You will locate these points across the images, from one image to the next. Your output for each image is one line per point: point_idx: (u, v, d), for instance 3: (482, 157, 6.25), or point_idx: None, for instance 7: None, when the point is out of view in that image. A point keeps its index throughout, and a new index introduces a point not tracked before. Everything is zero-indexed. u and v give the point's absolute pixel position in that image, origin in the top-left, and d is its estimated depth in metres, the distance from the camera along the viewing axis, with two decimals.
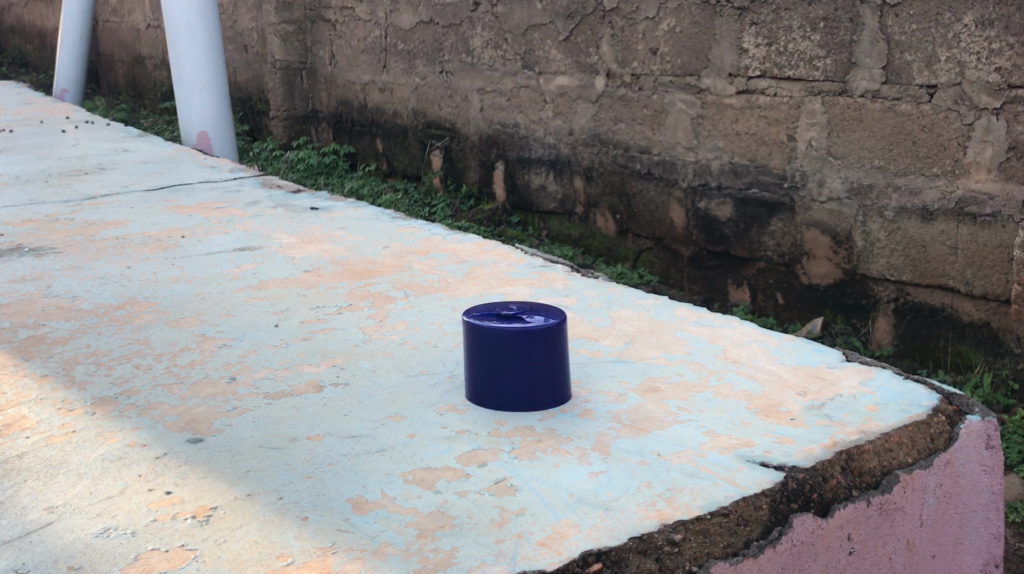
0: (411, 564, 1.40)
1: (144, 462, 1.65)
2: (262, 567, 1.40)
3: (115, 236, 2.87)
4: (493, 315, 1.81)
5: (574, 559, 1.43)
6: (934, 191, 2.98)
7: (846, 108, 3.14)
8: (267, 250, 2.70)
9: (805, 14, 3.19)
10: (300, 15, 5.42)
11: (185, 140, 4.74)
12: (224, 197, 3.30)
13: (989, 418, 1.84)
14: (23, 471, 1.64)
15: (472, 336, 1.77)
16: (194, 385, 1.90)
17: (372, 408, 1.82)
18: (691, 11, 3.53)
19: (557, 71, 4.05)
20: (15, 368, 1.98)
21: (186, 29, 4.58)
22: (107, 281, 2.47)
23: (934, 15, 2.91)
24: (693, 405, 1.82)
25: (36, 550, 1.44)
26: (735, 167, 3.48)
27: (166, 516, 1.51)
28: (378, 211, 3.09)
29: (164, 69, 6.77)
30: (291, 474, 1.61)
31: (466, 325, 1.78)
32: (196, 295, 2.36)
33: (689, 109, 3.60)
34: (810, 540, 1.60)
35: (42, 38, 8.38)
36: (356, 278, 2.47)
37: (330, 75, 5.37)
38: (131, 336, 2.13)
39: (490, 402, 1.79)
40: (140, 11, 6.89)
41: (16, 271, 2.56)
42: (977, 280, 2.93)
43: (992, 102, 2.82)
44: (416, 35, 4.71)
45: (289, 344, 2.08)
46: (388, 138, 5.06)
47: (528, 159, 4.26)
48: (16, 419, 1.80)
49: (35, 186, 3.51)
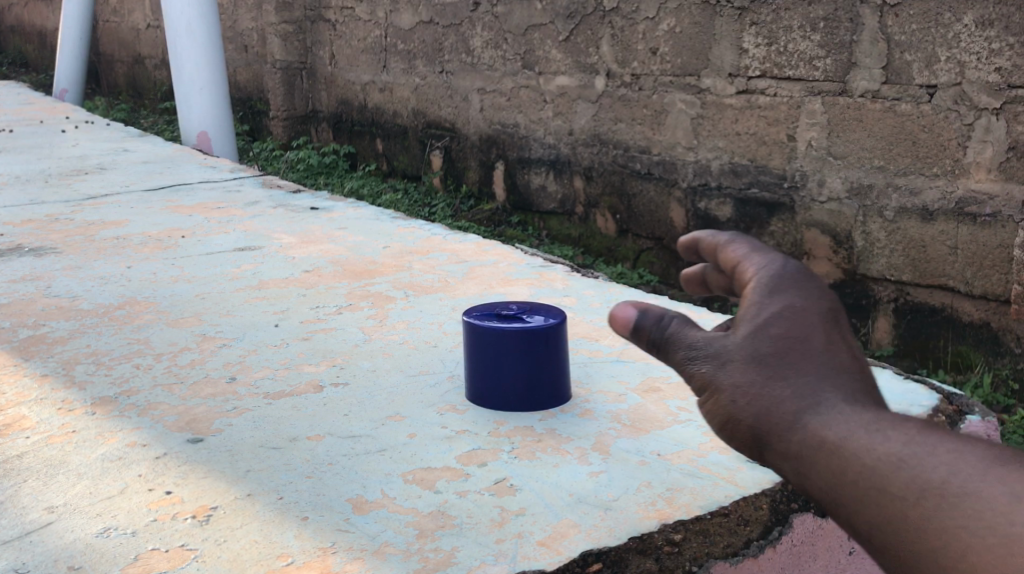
0: (411, 564, 1.41)
1: (144, 462, 1.65)
2: (262, 567, 1.40)
3: (115, 236, 2.86)
4: (493, 315, 1.81)
5: (574, 559, 1.42)
6: (934, 191, 2.98)
7: (846, 108, 3.14)
8: (267, 250, 2.70)
9: (805, 14, 3.19)
10: (301, 16, 5.42)
11: (185, 139, 4.74)
12: (224, 197, 3.30)
13: (989, 418, 1.84)
14: (23, 471, 1.64)
15: (474, 336, 1.77)
16: (194, 385, 1.90)
17: (372, 408, 1.82)
18: (691, 11, 3.52)
19: (557, 71, 4.05)
20: (15, 368, 1.98)
21: (186, 29, 4.58)
22: (107, 281, 2.47)
23: (934, 15, 2.91)
24: (693, 405, 1.82)
25: (36, 550, 1.44)
26: (735, 167, 3.48)
27: (167, 516, 1.51)
28: (378, 211, 3.09)
29: (164, 69, 6.78)
30: (292, 473, 1.61)
31: (466, 325, 1.78)
32: (196, 295, 2.36)
33: (689, 109, 3.60)
34: (810, 540, 1.61)
35: (42, 38, 8.38)
36: (356, 278, 2.47)
37: (331, 75, 5.37)
38: (131, 336, 2.12)
39: (490, 401, 1.79)
40: (140, 11, 6.89)
41: (16, 271, 2.56)
42: (977, 280, 2.93)
43: (992, 102, 2.82)
44: (416, 35, 4.71)
45: (289, 344, 2.08)
46: (388, 139, 5.06)
47: (528, 159, 4.26)
48: (16, 419, 1.80)
49: (35, 186, 3.50)
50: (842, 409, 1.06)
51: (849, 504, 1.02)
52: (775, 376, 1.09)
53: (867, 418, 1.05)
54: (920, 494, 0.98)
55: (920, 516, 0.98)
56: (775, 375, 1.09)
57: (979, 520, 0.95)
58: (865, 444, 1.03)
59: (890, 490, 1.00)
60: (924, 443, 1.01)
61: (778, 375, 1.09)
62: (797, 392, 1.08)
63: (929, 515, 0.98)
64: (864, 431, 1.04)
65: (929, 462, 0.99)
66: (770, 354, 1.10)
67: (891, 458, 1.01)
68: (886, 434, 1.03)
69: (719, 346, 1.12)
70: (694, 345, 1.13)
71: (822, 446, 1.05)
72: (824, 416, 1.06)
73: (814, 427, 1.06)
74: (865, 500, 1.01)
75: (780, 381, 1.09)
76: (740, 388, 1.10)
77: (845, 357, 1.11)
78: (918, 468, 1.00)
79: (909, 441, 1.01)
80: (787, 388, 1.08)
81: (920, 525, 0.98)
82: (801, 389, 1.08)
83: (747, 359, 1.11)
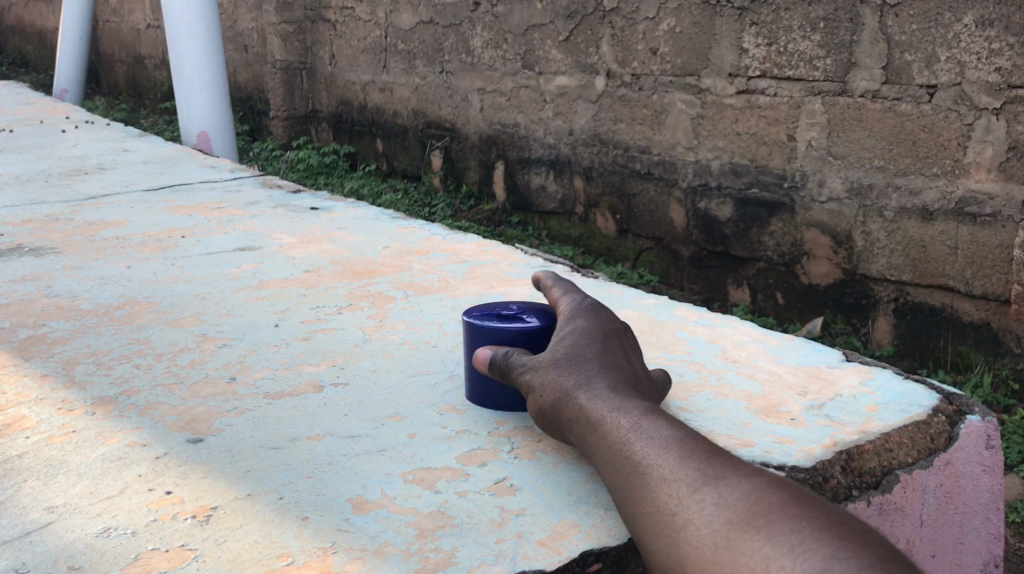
0: (411, 564, 1.41)
1: (144, 462, 1.65)
2: (262, 567, 1.41)
3: (115, 236, 2.86)
4: (494, 314, 1.80)
5: (574, 558, 1.43)
6: (934, 191, 2.98)
7: (846, 108, 3.14)
8: (267, 250, 2.70)
9: (805, 14, 3.19)
10: (301, 15, 5.42)
11: (185, 139, 4.74)
12: (224, 197, 3.30)
13: (988, 418, 1.84)
14: (23, 471, 1.63)
15: (472, 334, 1.76)
16: (194, 385, 1.90)
17: (372, 408, 1.82)
18: (691, 11, 3.52)
19: (558, 71, 4.05)
20: (15, 368, 1.98)
21: (186, 29, 4.58)
22: (107, 281, 2.47)
23: (934, 14, 2.91)
24: (693, 405, 1.81)
25: (36, 550, 1.44)
26: (734, 167, 3.48)
27: (166, 516, 1.51)
28: (378, 211, 3.09)
29: (164, 69, 6.78)
30: (292, 473, 1.61)
31: (466, 323, 1.78)
32: (197, 295, 2.36)
33: (689, 109, 3.59)
34: None
35: (42, 38, 8.39)
36: (356, 278, 2.47)
37: (331, 75, 5.37)
38: (131, 336, 2.12)
39: (491, 401, 1.79)
40: (140, 11, 6.88)
41: (16, 271, 2.56)
42: (977, 280, 2.93)
43: (992, 102, 2.83)
44: (416, 35, 4.71)
45: (289, 344, 2.08)
46: (388, 139, 5.06)
47: (528, 159, 4.26)
48: (16, 419, 1.80)
49: (35, 186, 3.50)
50: (598, 396, 1.54)
51: (598, 466, 1.49)
52: (563, 376, 1.59)
53: (613, 403, 1.52)
54: (631, 461, 1.44)
55: (630, 479, 1.42)
56: (563, 376, 1.59)
57: (654, 482, 1.40)
58: (608, 424, 1.49)
59: (619, 459, 1.45)
60: (641, 428, 1.47)
61: (566, 375, 1.60)
62: (574, 385, 1.57)
63: (632, 476, 1.42)
64: (611, 414, 1.50)
65: (640, 437, 1.45)
66: (562, 363, 1.61)
67: (620, 431, 1.48)
68: (621, 416, 1.50)
69: (534, 361, 1.64)
70: (520, 364, 1.65)
71: (585, 425, 1.52)
72: (585, 399, 1.54)
73: (582, 410, 1.54)
74: (602, 462, 1.48)
75: (567, 379, 1.58)
76: (544, 386, 1.60)
77: (612, 366, 1.60)
78: (636, 441, 1.45)
79: (632, 423, 1.48)
80: (569, 382, 1.58)
81: (627, 484, 1.43)
82: (577, 385, 1.57)
83: (550, 366, 1.62)
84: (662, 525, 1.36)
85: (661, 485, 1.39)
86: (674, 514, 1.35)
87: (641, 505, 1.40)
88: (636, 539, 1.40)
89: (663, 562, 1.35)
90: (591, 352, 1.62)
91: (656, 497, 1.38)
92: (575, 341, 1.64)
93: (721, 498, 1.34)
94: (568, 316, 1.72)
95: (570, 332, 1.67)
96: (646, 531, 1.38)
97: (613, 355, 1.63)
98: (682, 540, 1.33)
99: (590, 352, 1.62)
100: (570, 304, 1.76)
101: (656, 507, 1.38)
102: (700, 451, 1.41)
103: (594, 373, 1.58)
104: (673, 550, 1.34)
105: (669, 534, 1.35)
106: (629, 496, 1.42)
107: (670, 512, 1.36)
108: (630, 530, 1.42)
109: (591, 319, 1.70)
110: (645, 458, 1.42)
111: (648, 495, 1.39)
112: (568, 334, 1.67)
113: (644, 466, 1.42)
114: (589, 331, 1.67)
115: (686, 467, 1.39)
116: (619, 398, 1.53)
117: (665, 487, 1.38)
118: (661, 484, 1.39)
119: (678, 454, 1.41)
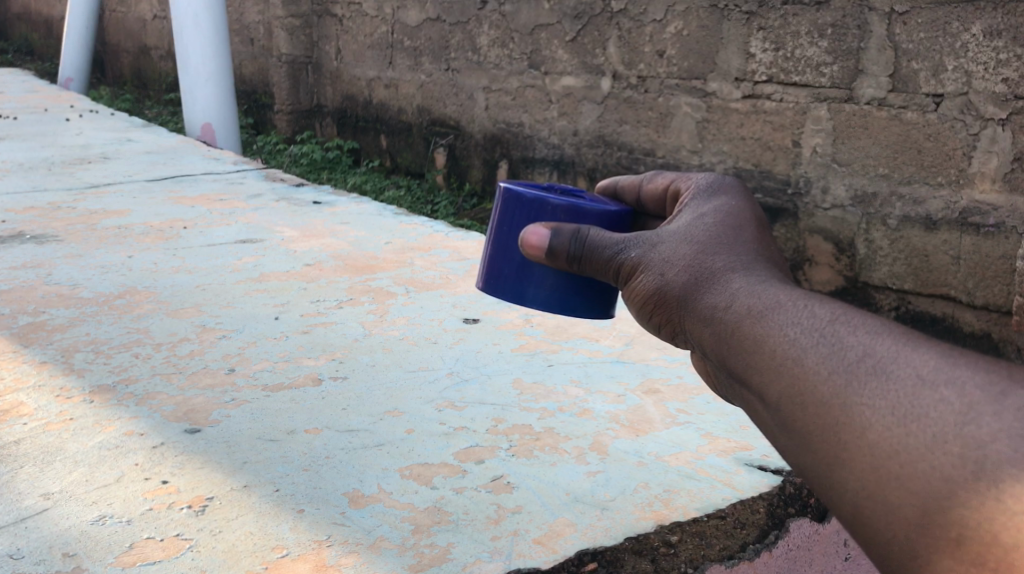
0: (406, 560, 1.41)
1: (141, 451, 1.64)
2: (257, 559, 1.41)
3: (116, 226, 2.86)
4: (537, 187, 1.56)
5: (569, 558, 1.43)
6: (938, 200, 2.98)
7: (851, 115, 3.14)
8: (269, 243, 2.70)
9: (812, 20, 3.19)
10: (308, 10, 5.42)
11: (188, 130, 4.74)
12: (227, 189, 3.30)
13: None
14: (19, 457, 1.63)
15: (499, 209, 1.55)
16: (192, 375, 1.90)
17: (370, 403, 1.81)
18: (698, 15, 3.51)
19: (563, 71, 4.04)
20: (13, 355, 1.97)
21: (192, 20, 4.58)
22: (108, 270, 2.46)
23: (943, 23, 2.91)
24: (691, 407, 1.83)
25: (31, 536, 1.44)
26: (739, 172, 3.48)
27: (162, 506, 1.51)
28: (380, 206, 3.08)
29: (170, 61, 6.78)
30: (289, 466, 1.61)
31: (496, 200, 1.57)
32: (196, 286, 2.35)
33: (694, 113, 3.58)
34: (806, 545, 1.63)
35: (48, 26, 8.44)
36: (357, 273, 2.46)
37: (336, 70, 5.37)
38: (131, 326, 2.12)
39: (528, 295, 1.53)
40: (146, 2, 6.88)
41: (17, 258, 2.55)
42: (979, 290, 2.92)
43: (998, 112, 2.83)
44: (423, 32, 4.72)
45: (289, 337, 2.08)
46: (393, 135, 5.05)
47: (532, 159, 4.25)
48: (13, 405, 1.79)
49: (37, 174, 3.50)
50: (760, 281, 1.20)
51: (764, 373, 1.11)
52: (701, 259, 1.27)
53: (785, 291, 1.16)
54: (839, 364, 1.05)
55: (835, 387, 1.04)
56: (701, 258, 1.27)
57: (894, 396, 1.01)
58: (784, 312, 1.13)
59: (807, 360, 1.07)
60: (846, 317, 1.09)
61: (703, 256, 1.27)
62: (721, 269, 1.24)
63: (841, 381, 1.04)
64: (785, 300, 1.14)
65: (846, 330, 1.07)
66: (698, 244, 1.29)
67: (800, 319, 1.11)
68: (804, 302, 1.13)
69: (652, 237, 1.32)
70: (625, 242, 1.34)
71: (742, 312, 1.17)
72: (738, 285, 1.21)
73: (735, 296, 1.19)
74: (767, 360, 1.11)
75: (707, 263, 1.26)
76: (670, 268, 1.29)
77: (767, 259, 1.28)
78: (834, 335, 1.07)
79: (819, 306, 1.12)
80: (710, 268, 1.25)
81: (827, 397, 1.05)
82: (726, 268, 1.24)
83: (677, 245, 1.31)
84: (900, 454, 1.00)
85: (921, 393, 1.00)
86: (924, 439, 0.99)
87: (854, 428, 1.02)
88: (853, 475, 1.02)
89: (928, 491, 0.98)
90: (738, 238, 1.30)
91: (882, 417, 1.01)
92: (714, 222, 1.33)
93: (984, 378, 0.99)
94: (703, 196, 1.40)
95: (709, 212, 1.35)
96: (861, 467, 1.02)
97: (756, 242, 1.31)
98: (935, 474, 0.98)
99: (735, 236, 1.30)
100: (699, 179, 1.45)
101: (892, 433, 1.00)
102: (967, 354, 1.03)
103: (746, 258, 1.26)
104: (916, 497, 0.98)
105: (937, 455, 0.98)
106: (832, 413, 1.04)
107: (920, 438, 0.99)
108: (834, 466, 1.04)
109: (738, 200, 1.38)
110: (870, 355, 1.04)
111: (872, 408, 1.02)
112: (706, 214, 1.35)
113: (866, 369, 1.04)
114: (731, 208, 1.37)
115: (924, 357, 1.02)
116: (791, 287, 1.18)
117: (927, 395, 1.00)
118: (910, 400, 1.00)
119: (936, 354, 1.02)
